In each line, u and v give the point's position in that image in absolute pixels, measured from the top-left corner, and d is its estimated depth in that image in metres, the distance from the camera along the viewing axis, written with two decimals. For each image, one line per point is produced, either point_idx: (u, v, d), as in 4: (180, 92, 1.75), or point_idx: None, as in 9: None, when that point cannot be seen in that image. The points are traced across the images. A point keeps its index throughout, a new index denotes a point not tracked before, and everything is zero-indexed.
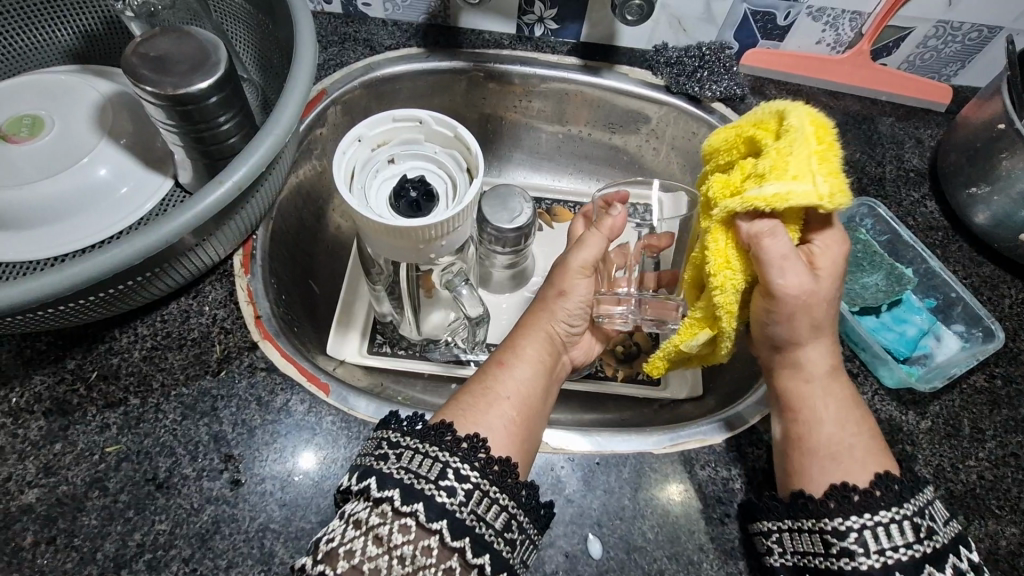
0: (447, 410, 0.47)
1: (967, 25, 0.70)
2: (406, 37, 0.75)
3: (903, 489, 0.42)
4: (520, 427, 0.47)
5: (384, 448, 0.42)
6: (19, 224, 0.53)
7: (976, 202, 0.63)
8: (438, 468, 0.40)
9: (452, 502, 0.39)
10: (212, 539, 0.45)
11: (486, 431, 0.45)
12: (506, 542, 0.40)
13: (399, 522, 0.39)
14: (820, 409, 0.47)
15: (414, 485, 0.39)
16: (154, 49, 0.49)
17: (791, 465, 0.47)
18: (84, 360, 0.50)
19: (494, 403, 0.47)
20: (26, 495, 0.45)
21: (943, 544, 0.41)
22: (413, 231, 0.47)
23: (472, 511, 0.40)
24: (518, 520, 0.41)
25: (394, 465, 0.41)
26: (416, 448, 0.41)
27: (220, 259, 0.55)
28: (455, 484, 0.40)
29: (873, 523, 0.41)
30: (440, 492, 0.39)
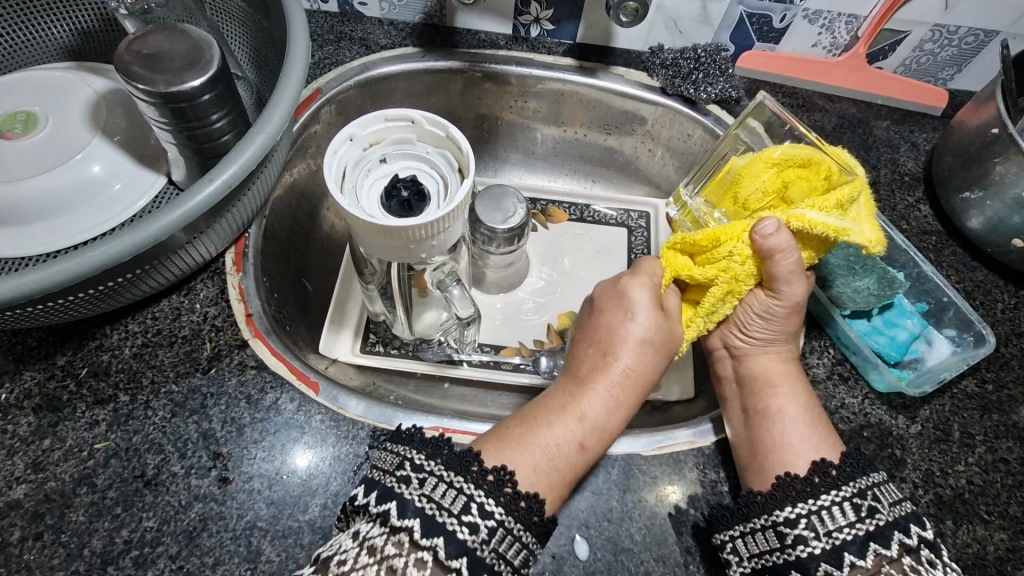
0: (480, 442, 0.47)
1: (963, 29, 0.70)
2: (402, 36, 0.75)
3: (840, 475, 0.45)
4: (573, 460, 0.48)
5: (407, 471, 0.42)
6: (12, 220, 0.54)
7: (969, 206, 0.63)
8: (462, 501, 0.41)
9: (474, 539, 0.39)
10: (199, 536, 0.45)
11: (524, 464, 0.45)
12: (518, 574, 0.41)
13: (415, 556, 0.39)
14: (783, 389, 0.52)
15: (435, 517, 0.39)
16: (146, 46, 0.49)
17: (749, 455, 0.49)
18: (74, 356, 0.50)
19: (535, 442, 0.47)
20: (14, 490, 0.45)
21: (885, 523, 0.42)
22: (404, 231, 0.47)
23: (493, 549, 0.40)
24: (532, 552, 0.42)
25: (416, 492, 0.41)
26: (440, 476, 0.41)
27: (212, 257, 0.55)
28: (478, 520, 0.40)
29: (818, 508, 0.43)
30: (462, 527, 0.39)
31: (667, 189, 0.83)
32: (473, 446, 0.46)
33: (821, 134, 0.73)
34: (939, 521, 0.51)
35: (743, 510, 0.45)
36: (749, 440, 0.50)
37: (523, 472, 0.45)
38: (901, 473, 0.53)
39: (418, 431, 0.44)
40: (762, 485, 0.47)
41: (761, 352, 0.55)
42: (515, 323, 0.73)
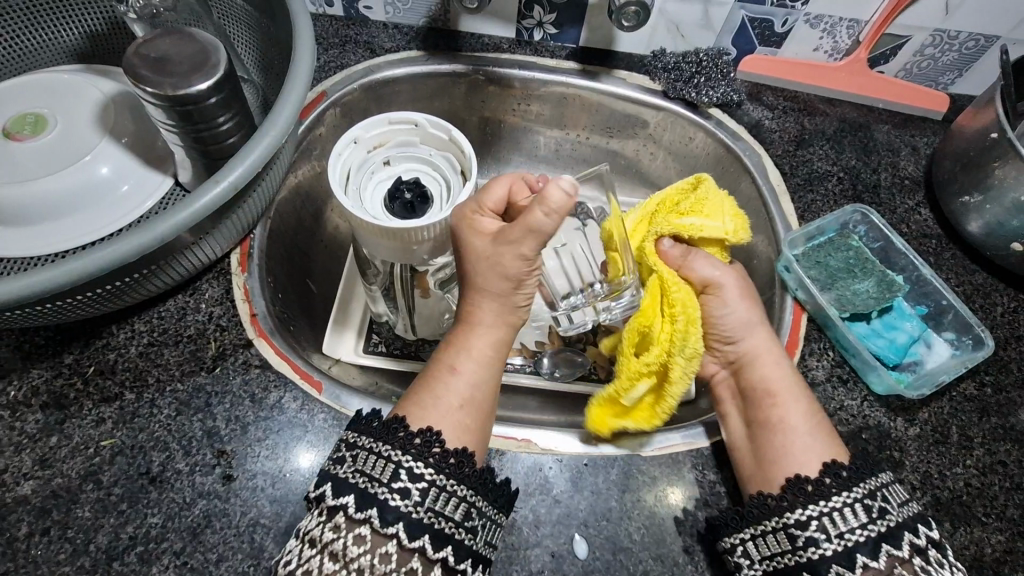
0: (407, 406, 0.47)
1: (964, 34, 0.71)
2: (407, 40, 0.75)
3: (852, 475, 0.45)
4: (476, 419, 0.47)
5: (341, 451, 0.43)
6: (22, 220, 0.55)
7: (969, 210, 0.63)
8: (391, 469, 0.41)
9: (407, 504, 0.40)
10: (202, 533, 0.45)
11: (444, 424, 0.45)
12: (466, 530, 0.41)
13: (354, 533, 0.39)
14: (783, 394, 0.52)
15: (367, 490, 0.40)
16: (155, 50, 0.50)
17: (756, 459, 0.49)
18: (81, 354, 0.51)
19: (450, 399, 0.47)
20: (22, 486, 0.46)
21: (895, 523, 0.43)
22: (407, 232, 0.48)
23: (428, 509, 0.40)
24: (477, 507, 0.42)
25: (349, 469, 0.41)
26: (369, 449, 0.42)
27: (217, 257, 0.56)
28: (408, 484, 0.41)
29: (828, 510, 0.44)
30: (393, 494, 0.40)
31: None
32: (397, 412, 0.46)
33: (822, 138, 0.74)
34: (937, 523, 0.51)
35: (751, 516, 0.46)
36: (753, 451, 0.50)
37: (448, 420, 0.46)
38: (899, 475, 0.53)
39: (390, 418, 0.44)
40: (769, 489, 0.48)
41: (761, 360, 0.54)
42: None
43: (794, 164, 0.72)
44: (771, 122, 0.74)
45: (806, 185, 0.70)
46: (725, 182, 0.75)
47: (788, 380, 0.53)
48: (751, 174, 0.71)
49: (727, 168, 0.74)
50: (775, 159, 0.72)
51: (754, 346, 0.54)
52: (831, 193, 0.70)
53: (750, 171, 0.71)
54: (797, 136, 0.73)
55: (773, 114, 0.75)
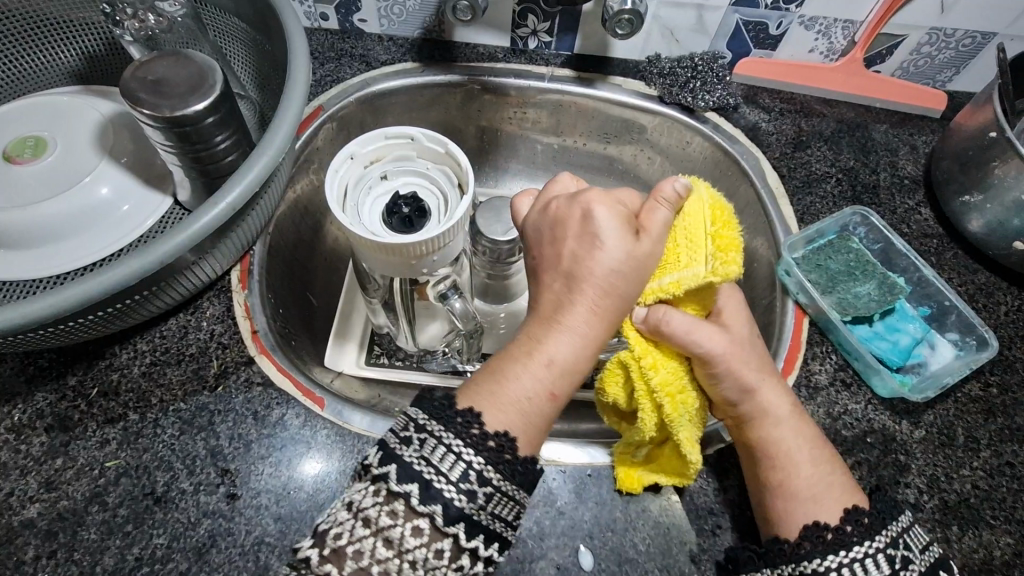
0: (465, 393, 0.42)
1: (961, 32, 0.70)
2: (402, 52, 0.76)
3: (874, 522, 0.43)
4: (542, 412, 0.43)
5: (408, 430, 0.39)
6: (26, 243, 0.55)
7: (969, 209, 0.63)
8: (459, 466, 0.38)
9: (470, 505, 0.38)
10: (208, 552, 0.46)
11: (510, 421, 0.41)
12: (511, 526, 0.40)
13: (412, 524, 0.37)
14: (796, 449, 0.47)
15: (434, 484, 0.37)
16: (151, 72, 0.50)
17: (773, 505, 0.46)
18: (84, 376, 0.51)
19: (514, 398, 0.42)
20: (28, 509, 0.46)
21: (921, 574, 0.41)
22: (406, 248, 0.47)
23: (489, 512, 0.38)
24: (523, 505, 0.41)
25: (416, 454, 0.38)
26: (439, 437, 0.39)
27: (217, 275, 0.56)
28: (475, 487, 0.38)
29: (851, 560, 0.41)
30: (459, 494, 0.38)
31: None
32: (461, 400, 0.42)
33: (820, 139, 0.73)
34: (944, 526, 0.51)
35: (769, 559, 0.43)
36: (770, 496, 0.47)
37: (515, 419, 0.42)
38: (905, 479, 0.53)
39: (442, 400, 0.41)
40: (785, 534, 0.45)
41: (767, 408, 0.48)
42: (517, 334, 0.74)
43: (792, 166, 0.71)
44: (768, 124, 0.74)
45: (805, 187, 0.70)
46: (724, 185, 0.75)
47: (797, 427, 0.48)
48: (749, 177, 0.71)
49: (726, 171, 0.74)
50: (773, 162, 0.72)
51: (755, 400, 0.48)
52: (830, 195, 0.69)
53: (748, 175, 0.71)
54: (794, 138, 0.73)
55: (770, 116, 0.75)
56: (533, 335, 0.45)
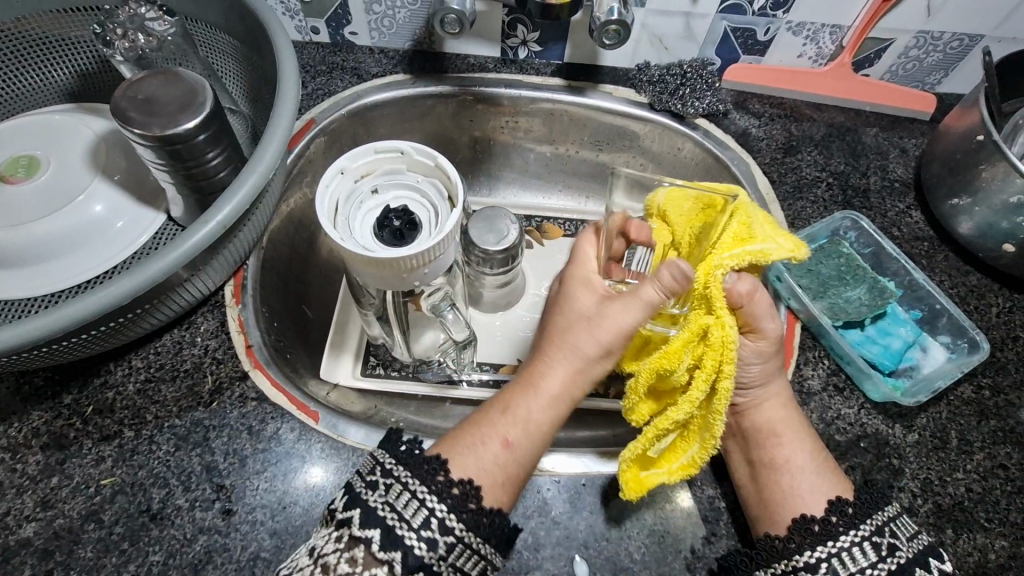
0: (444, 445, 0.46)
1: (948, 35, 0.71)
2: (393, 64, 0.76)
3: (858, 511, 0.45)
4: (508, 466, 0.46)
5: (374, 475, 0.43)
6: (20, 262, 0.55)
7: (958, 212, 0.63)
8: (422, 514, 0.41)
9: (430, 555, 0.40)
10: (204, 568, 0.46)
11: (477, 470, 0.44)
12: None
13: (371, 572, 0.40)
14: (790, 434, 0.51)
15: (394, 531, 0.40)
16: (141, 91, 0.51)
17: (762, 500, 0.48)
18: (80, 394, 0.52)
19: (483, 454, 0.45)
20: (24, 529, 0.46)
21: (906, 559, 0.42)
22: (396, 262, 0.48)
23: (449, 564, 0.41)
24: (494, 565, 0.43)
25: (381, 498, 0.41)
26: (405, 485, 0.42)
27: (211, 291, 0.56)
28: (437, 536, 0.41)
29: (838, 550, 0.43)
30: (420, 543, 0.40)
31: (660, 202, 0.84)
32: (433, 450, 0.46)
33: (810, 143, 0.74)
34: (939, 530, 0.51)
35: (761, 558, 0.45)
36: (759, 492, 0.49)
37: (484, 463, 0.45)
38: (899, 483, 0.53)
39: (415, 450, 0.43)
40: (775, 530, 0.47)
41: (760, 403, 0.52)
42: (513, 342, 0.73)
43: (782, 171, 0.72)
44: (758, 129, 0.75)
45: (796, 192, 0.70)
46: None
47: (792, 422, 0.52)
48: (740, 182, 0.71)
49: (717, 177, 0.75)
50: (764, 167, 0.72)
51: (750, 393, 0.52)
52: (821, 199, 0.70)
53: (739, 181, 0.71)
54: (784, 143, 0.74)
55: (760, 121, 0.75)
56: (512, 403, 0.48)
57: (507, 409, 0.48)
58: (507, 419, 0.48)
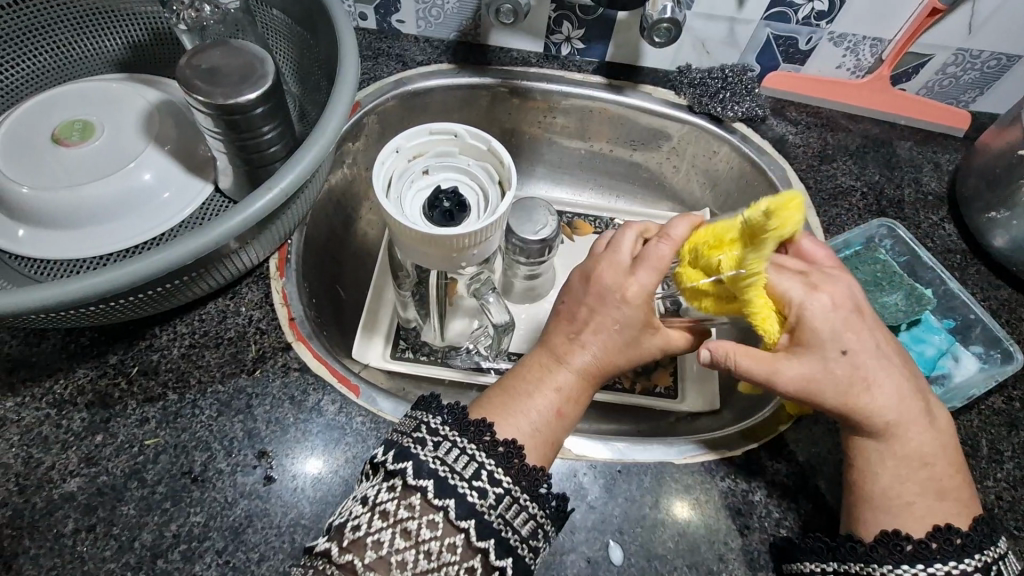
0: (486, 407, 0.46)
1: (987, 53, 0.72)
2: (437, 53, 0.77)
3: (966, 543, 0.42)
4: (554, 430, 0.47)
5: (421, 432, 0.43)
6: (72, 224, 0.56)
7: (993, 226, 0.64)
8: (473, 467, 0.42)
9: (482, 503, 0.40)
10: (244, 532, 0.46)
11: (523, 432, 0.45)
12: (530, 549, 0.42)
13: (427, 518, 0.40)
14: (929, 456, 0.46)
15: (448, 480, 0.40)
16: (205, 62, 0.52)
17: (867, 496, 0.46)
18: (125, 355, 0.52)
19: (531, 414, 0.46)
20: (68, 483, 0.47)
21: None
22: (448, 240, 0.49)
23: (500, 515, 0.41)
24: (544, 528, 0.43)
25: (431, 454, 0.42)
26: (454, 442, 0.42)
27: (257, 262, 0.57)
28: (487, 486, 0.41)
29: (927, 572, 0.41)
30: (472, 491, 0.40)
31: (691, 205, 0.85)
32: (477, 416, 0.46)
33: (845, 153, 0.75)
34: None
35: (841, 552, 0.44)
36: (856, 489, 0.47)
37: (530, 433, 0.46)
38: None
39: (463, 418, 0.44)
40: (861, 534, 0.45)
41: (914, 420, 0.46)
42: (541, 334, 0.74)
43: (818, 178, 0.73)
44: (794, 137, 0.75)
45: (831, 200, 0.71)
46: (749, 196, 0.77)
47: (930, 446, 0.46)
48: (775, 187, 0.72)
49: (751, 181, 0.76)
50: (800, 174, 0.73)
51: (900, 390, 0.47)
52: (855, 208, 0.71)
53: (774, 186, 0.73)
54: (820, 151, 0.75)
55: (797, 129, 0.76)
56: (553, 374, 0.49)
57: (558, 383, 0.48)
58: (558, 390, 0.48)
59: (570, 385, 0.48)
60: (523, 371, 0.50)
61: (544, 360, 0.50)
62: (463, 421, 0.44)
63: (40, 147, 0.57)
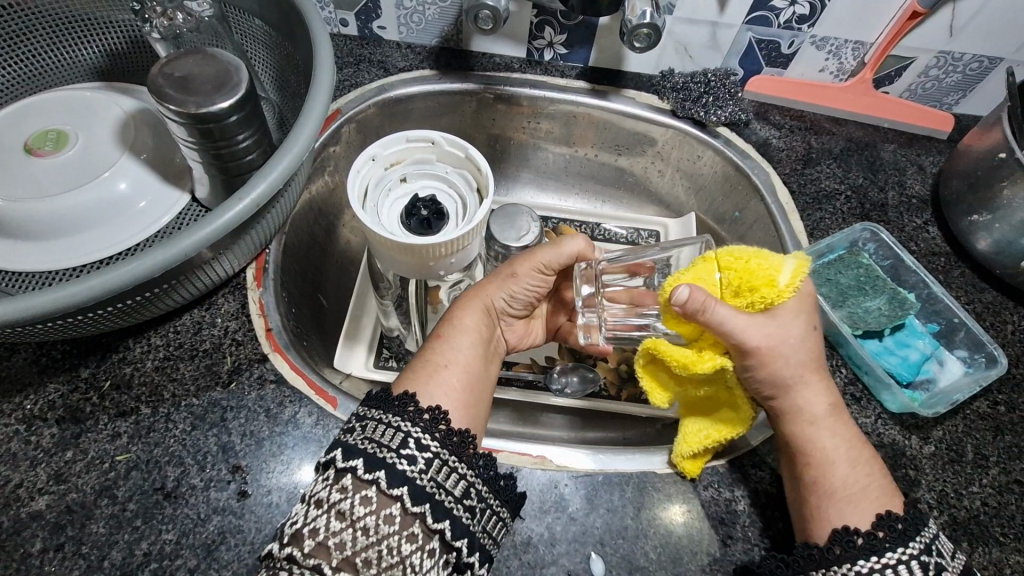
0: (401, 380, 0.47)
1: (968, 56, 0.72)
2: (419, 59, 0.77)
3: (908, 527, 0.42)
4: (471, 394, 0.48)
5: (351, 422, 0.43)
6: (44, 236, 0.55)
7: (977, 228, 0.64)
8: (399, 437, 0.41)
9: (412, 469, 0.40)
10: (217, 549, 0.45)
11: (441, 396, 0.46)
12: (466, 509, 0.41)
13: (360, 494, 0.39)
14: (829, 451, 0.46)
15: (376, 454, 0.40)
16: (178, 69, 0.51)
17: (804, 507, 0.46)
18: (97, 369, 0.51)
19: (442, 373, 0.47)
20: (37, 502, 0.46)
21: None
22: (425, 249, 0.48)
23: (431, 479, 0.40)
24: (477, 488, 0.42)
25: (359, 436, 0.41)
26: (378, 419, 0.42)
27: (234, 273, 0.56)
28: (415, 452, 0.41)
29: (882, 566, 0.41)
30: (401, 460, 0.40)
31: (676, 208, 0.84)
32: (400, 391, 0.45)
33: (829, 157, 0.74)
34: (954, 542, 0.51)
35: (797, 564, 0.43)
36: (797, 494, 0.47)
37: (449, 396, 0.46)
38: (915, 494, 0.53)
39: (415, 403, 0.43)
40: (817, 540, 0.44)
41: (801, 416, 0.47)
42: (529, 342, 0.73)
43: (802, 182, 0.72)
44: (779, 140, 0.75)
45: (815, 204, 0.71)
46: (734, 201, 0.76)
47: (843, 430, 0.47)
48: (760, 192, 0.72)
49: (736, 186, 0.75)
50: (784, 177, 0.73)
51: (788, 397, 0.47)
52: (839, 211, 0.70)
53: (759, 189, 0.72)
54: (804, 154, 0.74)
55: (780, 133, 0.76)
56: (451, 342, 0.51)
57: (456, 348, 0.50)
58: (458, 353, 0.50)
59: (472, 355, 0.50)
60: (422, 349, 0.51)
61: (442, 331, 0.52)
62: (389, 398, 0.43)
63: (12, 158, 0.56)
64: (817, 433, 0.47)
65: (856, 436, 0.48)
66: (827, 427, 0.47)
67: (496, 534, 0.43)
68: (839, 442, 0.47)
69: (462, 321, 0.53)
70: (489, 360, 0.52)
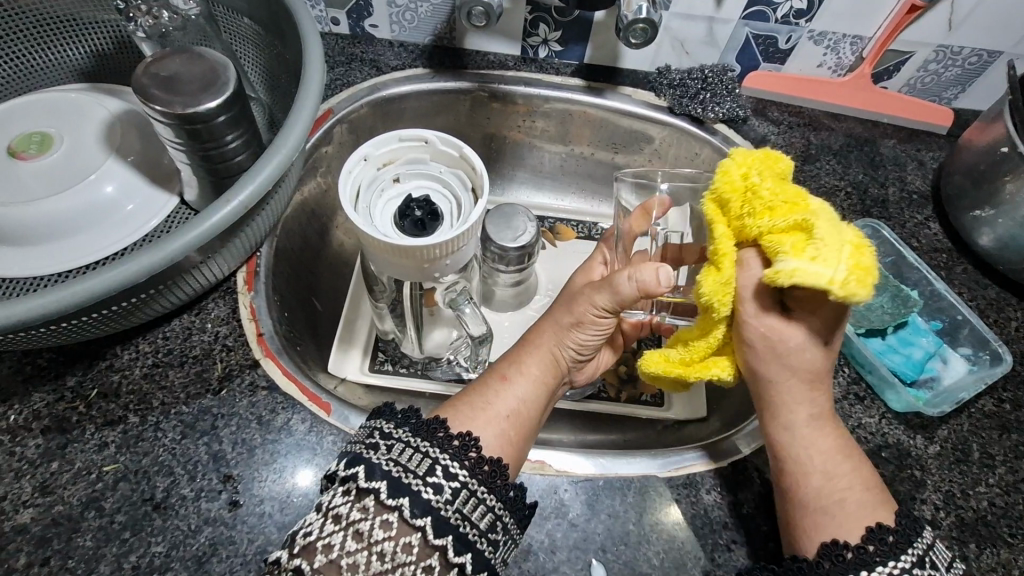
0: (447, 412, 0.46)
1: (967, 50, 0.71)
2: (412, 58, 0.75)
3: (898, 539, 0.40)
4: (517, 438, 0.47)
5: (374, 437, 0.41)
6: (28, 241, 0.54)
7: (980, 224, 0.63)
8: (428, 464, 0.40)
9: (438, 499, 0.39)
10: (209, 561, 0.44)
11: (485, 434, 0.45)
12: (489, 543, 0.40)
13: (381, 518, 0.38)
14: (798, 467, 0.45)
15: (402, 479, 0.39)
16: (164, 69, 0.50)
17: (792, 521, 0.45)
18: (84, 377, 0.50)
19: (491, 412, 0.47)
20: (21, 515, 0.45)
21: None
22: (419, 251, 0.47)
23: (457, 510, 0.39)
24: (502, 520, 0.41)
25: (384, 456, 0.40)
26: (408, 442, 0.41)
27: (224, 277, 0.55)
28: (442, 481, 0.39)
29: None
30: (427, 488, 0.39)
31: None
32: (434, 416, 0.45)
33: (828, 153, 0.74)
34: (961, 544, 0.50)
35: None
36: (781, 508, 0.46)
37: (494, 434, 0.45)
38: (921, 495, 0.52)
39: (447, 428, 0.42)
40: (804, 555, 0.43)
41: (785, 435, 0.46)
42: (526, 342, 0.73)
43: (801, 178, 0.72)
44: (777, 137, 0.74)
45: None
46: None
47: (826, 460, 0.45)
48: None
49: None
50: None
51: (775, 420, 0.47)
52: (839, 208, 0.69)
53: None
54: (803, 151, 0.73)
55: (779, 129, 0.75)
56: (508, 380, 0.50)
57: (510, 387, 0.50)
58: (511, 393, 0.49)
59: (528, 394, 0.50)
60: (475, 384, 0.50)
61: (500, 368, 0.52)
62: (417, 422, 0.42)
63: None
64: (795, 445, 0.46)
65: (844, 462, 0.45)
66: (807, 441, 0.46)
67: (508, 556, 0.42)
68: (814, 456, 0.45)
69: (521, 360, 0.52)
70: (547, 404, 0.52)
